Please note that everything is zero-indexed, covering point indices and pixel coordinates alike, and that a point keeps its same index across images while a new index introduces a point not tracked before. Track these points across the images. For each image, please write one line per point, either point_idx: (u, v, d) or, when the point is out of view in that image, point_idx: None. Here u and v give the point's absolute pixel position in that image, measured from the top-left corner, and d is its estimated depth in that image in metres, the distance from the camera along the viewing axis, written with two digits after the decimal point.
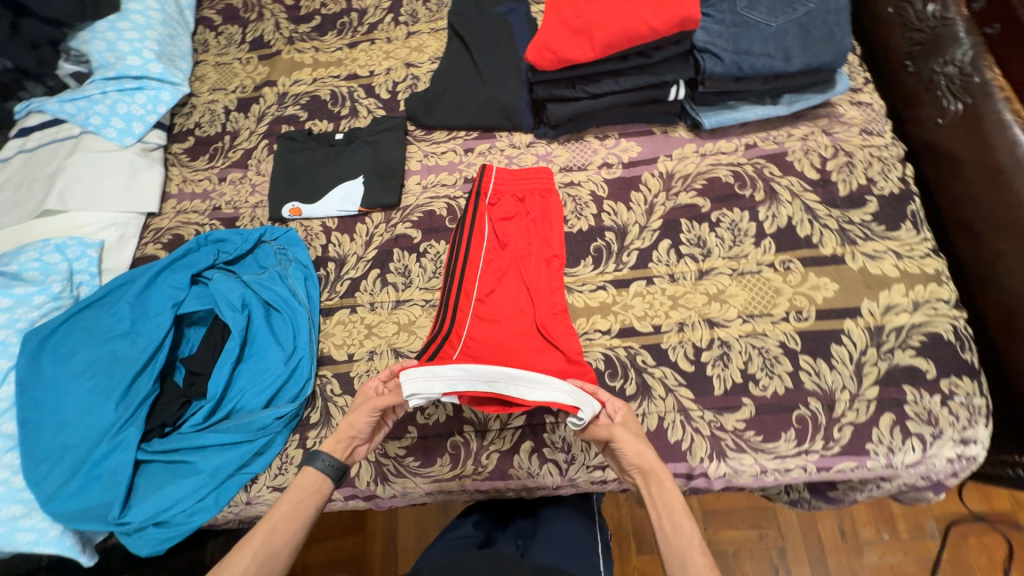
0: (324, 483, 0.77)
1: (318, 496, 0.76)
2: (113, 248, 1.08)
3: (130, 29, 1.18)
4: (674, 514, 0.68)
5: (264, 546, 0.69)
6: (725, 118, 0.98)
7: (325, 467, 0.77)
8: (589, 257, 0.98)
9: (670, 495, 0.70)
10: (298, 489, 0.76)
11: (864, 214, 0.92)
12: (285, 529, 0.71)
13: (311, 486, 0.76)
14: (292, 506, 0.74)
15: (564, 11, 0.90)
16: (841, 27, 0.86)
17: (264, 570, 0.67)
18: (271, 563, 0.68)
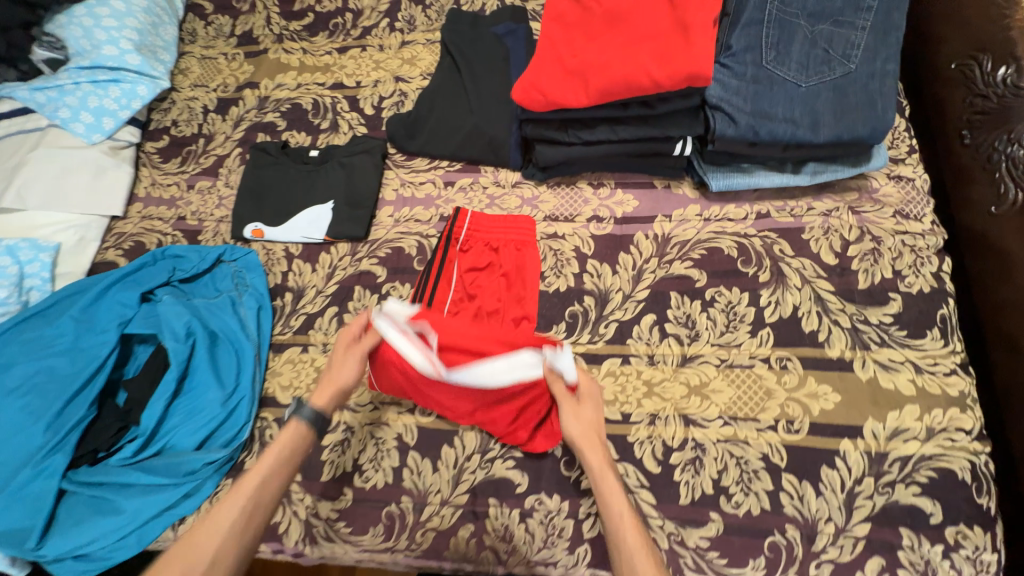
0: (311, 436, 0.72)
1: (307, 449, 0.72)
2: (69, 252, 1.02)
3: (108, 17, 1.11)
4: (603, 486, 0.66)
5: (253, 497, 0.65)
6: (736, 183, 0.86)
7: (312, 420, 0.73)
8: (563, 323, 0.87)
9: (602, 468, 0.68)
10: (285, 443, 0.71)
11: (884, 314, 0.79)
12: (276, 479, 0.67)
13: (301, 439, 0.72)
14: (279, 459, 0.69)
15: (559, 46, 0.77)
16: (884, 96, 0.73)
17: (253, 519, 0.64)
18: (257, 513, 0.65)
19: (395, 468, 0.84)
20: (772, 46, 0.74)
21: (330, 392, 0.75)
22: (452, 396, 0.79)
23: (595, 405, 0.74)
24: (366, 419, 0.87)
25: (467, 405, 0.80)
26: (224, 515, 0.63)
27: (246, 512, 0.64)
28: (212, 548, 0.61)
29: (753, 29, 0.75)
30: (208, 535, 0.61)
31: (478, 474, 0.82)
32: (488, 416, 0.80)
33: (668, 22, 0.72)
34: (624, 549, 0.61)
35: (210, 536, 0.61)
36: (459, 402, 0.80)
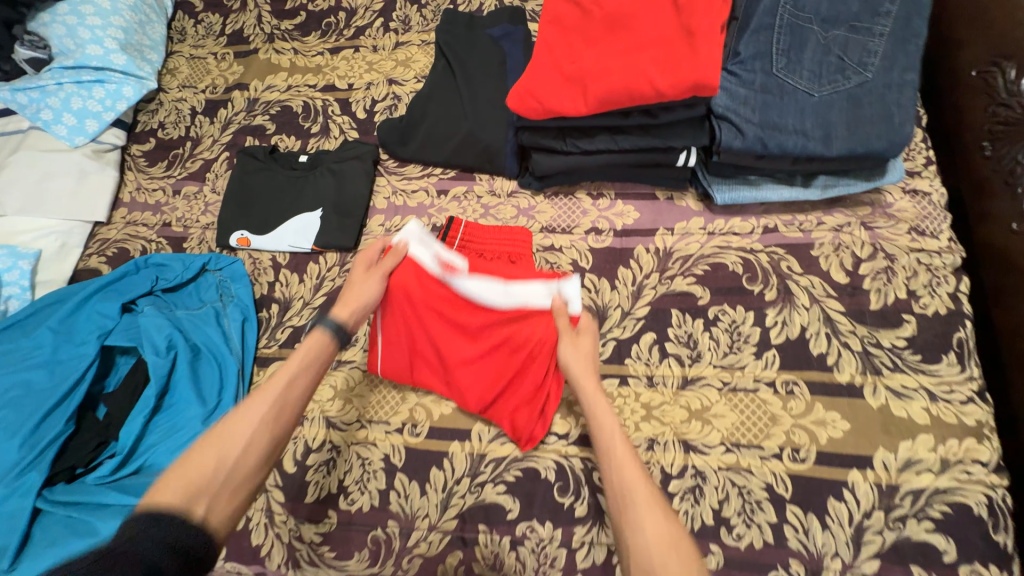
0: (332, 343, 0.73)
1: (329, 357, 0.73)
2: (50, 259, 0.98)
3: (93, 15, 1.07)
4: (597, 409, 0.68)
5: (280, 397, 0.66)
6: (741, 196, 0.82)
7: (335, 330, 0.74)
8: None
9: (594, 392, 0.70)
10: (307, 352, 0.71)
11: (896, 337, 0.75)
12: (302, 380, 0.69)
13: (322, 349, 0.72)
14: (302, 363, 0.70)
15: (557, 50, 0.73)
16: (902, 108, 0.68)
17: (279, 420, 0.65)
18: (283, 415, 0.66)
19: (382, 491, 0.80)
20: (783, 53, 0.70)
21: (350, 310, 0.77)
22: (456, 343, 0.81)
23: (592, 336, 0.77)
24: (353, 438, 0.84)
25: (469, 354, 0.81)
26: (251, 415, 0.64)
27: (274, 406, 0.65)
28: (243, 442, 0.62)
29: (763, 35, 0.70)
30: (239, 431, 0.62)
31: (468, 498, 0.78)
32: (490, 368, 0.81)
33: (672, 28, 0.68)
34: (613, 464, 0.62)
35: (239, 433, 0.62)
36: (461, 353, 0.81)
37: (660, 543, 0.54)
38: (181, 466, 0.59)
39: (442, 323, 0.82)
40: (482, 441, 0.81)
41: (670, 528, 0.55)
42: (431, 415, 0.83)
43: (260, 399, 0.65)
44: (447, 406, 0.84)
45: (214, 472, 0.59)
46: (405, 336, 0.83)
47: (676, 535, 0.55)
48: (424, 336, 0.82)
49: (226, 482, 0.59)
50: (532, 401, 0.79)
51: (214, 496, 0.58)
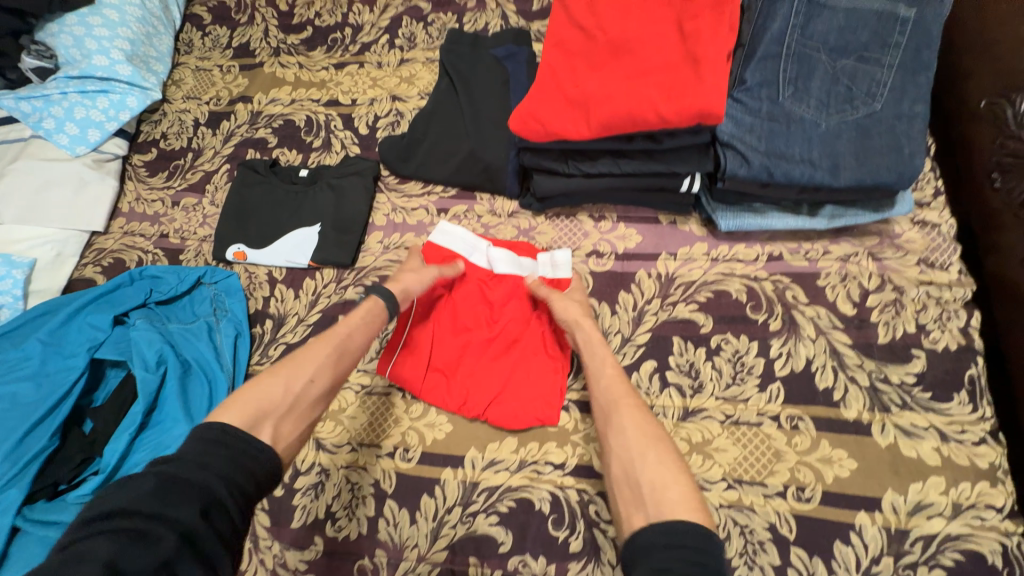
0: (388, 309, 0.76)
1: (381, 322, 0.75)
2: (45, 268, 0.98)
3: (100, 26, 1.07)
4: (588, 341, 0.73)
5: (339, 347, 0.70)
6: (746, 223, 0.80)
7: (388, 296, 0.76)
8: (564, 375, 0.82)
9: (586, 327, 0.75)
10: (366, 310, 0.74)
11: (905, 373, 0.73)
12: (361, 335, 0.72)
13: (380, 311, 0.75)
14: (361, 321, 0.73)
15: (561, 73, 0.72)
16: (911, 140, 0.67)
17: (338, 364, 0.69)
18: (342, 360, 0.70)
19: (370, 518, 0.78)
20: (790, 81, 0.69)
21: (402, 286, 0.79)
22: (475, 330, 0.84)
23: (581, 292, 0.82)
24: (343, 462, 0.81)
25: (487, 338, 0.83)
26: (316, 353, 0.68)
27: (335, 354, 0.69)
28: (306, 377, 0.66)
29: (770, 63, 0.70)
30: (305, 366, 0.67)
31: (459, 528, 0.75)
32: (506, 354, 0.83)
33: (678, 54, 0.67)
34: (598, 376, 0.69)
35: (302, 368, 0.66)
36: (480, 339, 0.84)
37: (638, 440, 0.60)
38: (252, 389, 0.63)
39: (464, 309, 0.85)
40: (475, 469, 0.78)
41: (648, 430, 0.61)
42: (423, 439, 0.81)
43: (322, 346, 0.69)
44: (441, 430, 0.81)
45: (280, 398, 0.63)
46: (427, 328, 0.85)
47: (654, 436, 0.61)
48: (444, 325, 0.85)
49: (288, 414, 0.63)
50: (544, 385, 0.80)
51: (277, 423, 0.62)
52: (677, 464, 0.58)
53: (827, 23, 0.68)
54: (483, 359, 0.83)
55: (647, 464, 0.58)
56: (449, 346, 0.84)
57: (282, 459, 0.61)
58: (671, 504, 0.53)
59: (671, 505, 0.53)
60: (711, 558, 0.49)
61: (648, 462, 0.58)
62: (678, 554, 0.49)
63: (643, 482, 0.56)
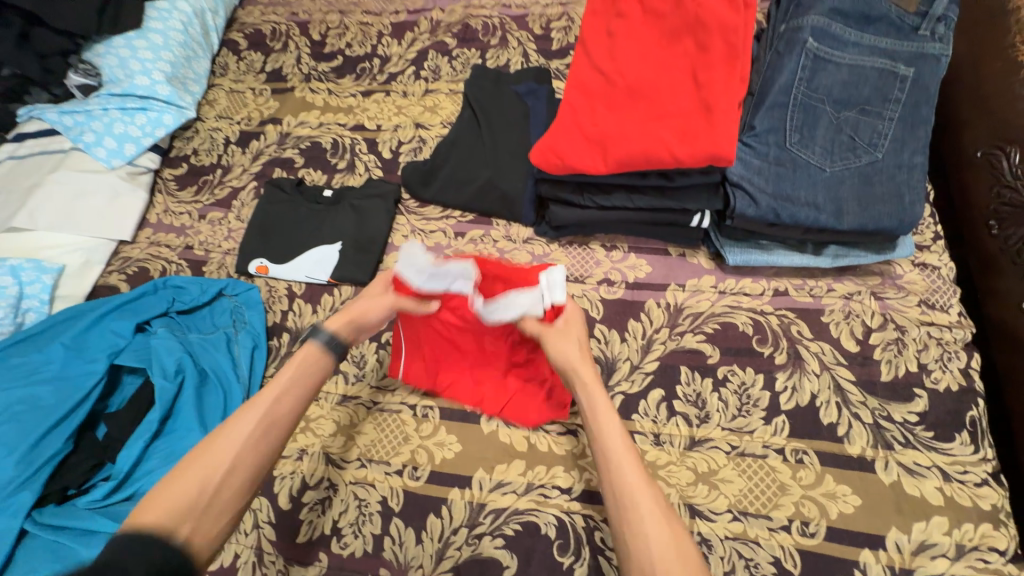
0: (326, 362, 0.69)
1: (319, 373, 0.68)
2: (72, 274, 1.01)
3: (145, 48, 1.14)
4: (597, 406, 0.64)
5: (264, 417, 0.60)
6: (753, 258, 0.84)
7: (329, 342, 0.70)
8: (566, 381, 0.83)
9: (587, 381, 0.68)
10: (298, 367, 0.67)
11: (908, 411, 0.75)
12: (293, 396, 0.64)
13: (317, 365, 0.68)
14: (284, 389, 0.64)
15: (580, 112, 0.76)
16: (912, 189, 0.71)
17: (269, 434, 0.60)
18: (274, 430, 0.61)
19: (376, 536, 0.78)
20: (796, 129, 0.73)
21: (351, 316, 0.73)
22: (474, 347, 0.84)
23: (578, 329, 0.74)
24: (351, 477, 0.82)
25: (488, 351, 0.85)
26: (241, 427, 0.59)
27: (257, 429, 0.59)
28: (228, 462, 0.56)
29: (778, 111, 0.74)
30: (227, 443, 0.58)
31: (464, 550, 0.76)
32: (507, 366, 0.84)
33: (692, 101, 0.71)
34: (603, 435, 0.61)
35: (222, 454, 0.57)
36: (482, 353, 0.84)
37: (654, 523, 0.53)
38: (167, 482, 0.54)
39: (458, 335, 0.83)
40: (482, 490, 0.79)
41: (665, 509, 0.54)
42: (432, 458, 0.82)
43: (243, 418, 0.60)
44: (450, 449, 0.82)
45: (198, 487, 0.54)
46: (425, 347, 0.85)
47: (674, 530, 0.53)
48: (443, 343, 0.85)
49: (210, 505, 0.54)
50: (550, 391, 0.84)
51: (197, 520, 0.53)
52: (693, 554, 0.51)
53: (831, 77, 0.73)
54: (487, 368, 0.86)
55: (672, 572, 0.50)
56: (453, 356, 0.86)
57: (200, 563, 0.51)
58: None
59: None
60: None
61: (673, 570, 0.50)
62: None
63: None
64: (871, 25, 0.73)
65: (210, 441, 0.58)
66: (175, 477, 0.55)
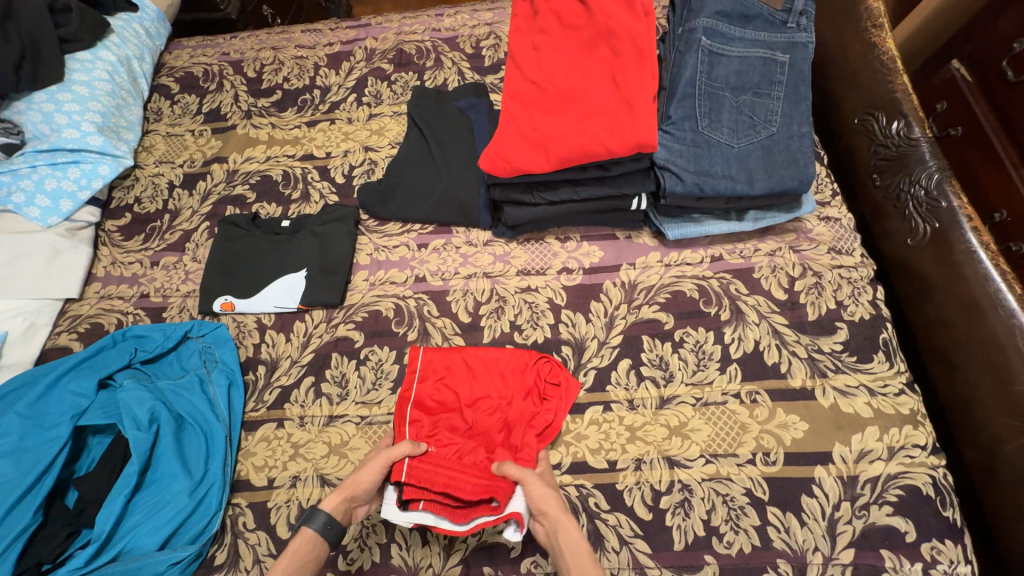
0: (322, 544, 0.70)
1: (318, 558, 0.70)
2: (17, 340, 0.96)
3: (70, 101, 1.11)
4: (573, 549, 0.68)
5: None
6: (688, 231, 0.94)
7: (324, 530, 0.69)
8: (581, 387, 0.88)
9: (562, 528, 0.70)
10: (294, 557, 0.68)
11: (834, 342, 0.87)
12: None
13: (311, 552, 0.69)
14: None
15: (519, 120, 0.84)
16: (805, 153, 0.83)
17: None
18: None
19: (382, 545, 0.80)
20: (705, 114, 0.84)
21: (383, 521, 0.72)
22: (483, 435, 0.84)
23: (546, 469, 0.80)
24: None
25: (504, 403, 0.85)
26: None
27: None
28: None
29: (688, 100, 0.85)
30: None
31: (470, 540, 0.79)
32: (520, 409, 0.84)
33: (615, 99, 0.80)
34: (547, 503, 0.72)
35: None
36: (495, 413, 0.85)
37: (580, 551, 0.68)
38: None
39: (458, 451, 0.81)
40: None
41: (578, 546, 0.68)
42: None
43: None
44: None
45: None
46: (429, 424, 0.84)
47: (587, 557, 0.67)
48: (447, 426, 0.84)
49: None
50: (558, 403, 0.85)
51: None
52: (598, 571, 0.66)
53: (725, 68, 0.85)
54: (516, 362, 0.87)
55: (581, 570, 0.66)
56: (478, 379, 0.86)
57: None
58: None
59: None
60: None
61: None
62: None
63: None
64: (750, 22, 0.86)
65: None
66: None
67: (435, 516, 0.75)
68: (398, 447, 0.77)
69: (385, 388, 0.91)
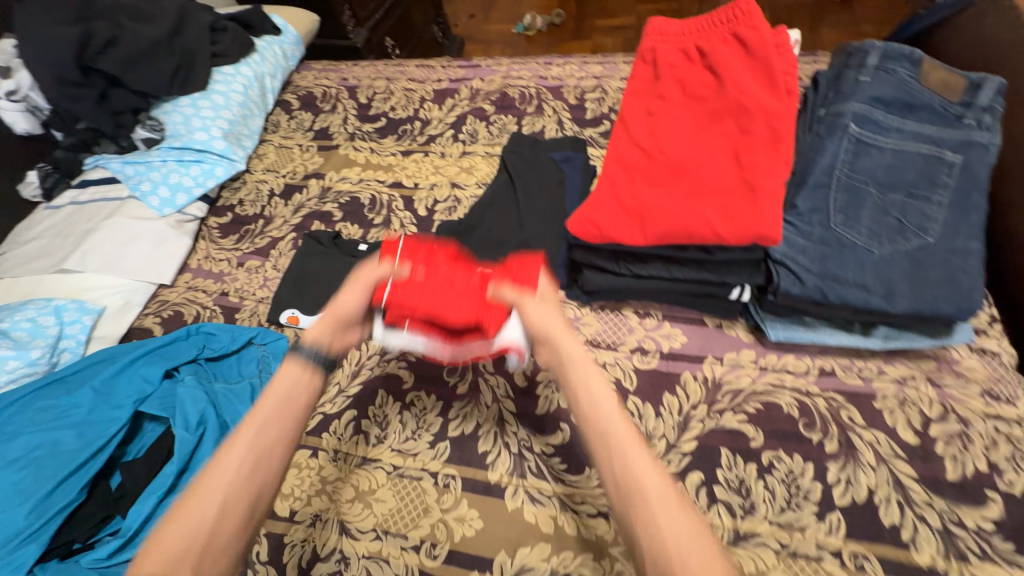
0: (307, 375, 0.61)
1: (308, 393, 0.61)
2: (111, 316, 1.04)
3: (207, 108, 1.23)
4: (577, 368, 0.56)
5: (255, 444, 0.54)
6: (797, 336, 0.80)
7: (311, 358, 0.61)
8: None
9: (565, 345, 0.59)
10: (281, 390, 0.59)
11: (981, 516, 0.67)
12: (277, 425, 0.56)
13: (296, 386, 0.60)
14: (275, 411, 0.57)
15: (619, 185, 0.78)
16: (968, 275, 0.68)
17: (259, 467, 0.54)
18: (265, 462, 0.55)
19: None
20: (841, 210, 0.72)
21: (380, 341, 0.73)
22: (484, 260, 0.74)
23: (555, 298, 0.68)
24: (365, 550, 0.77)
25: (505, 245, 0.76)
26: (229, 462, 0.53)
27: (256, 455, 0.54)
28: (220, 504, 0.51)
29: (820, 191, 0.74)
30: (216, 481, 0.52)
31: None
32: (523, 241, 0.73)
33: (735, 179, 0.71)
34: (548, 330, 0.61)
35: (226, 478, 0.52)
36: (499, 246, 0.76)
37: (580, 370, 0.56)
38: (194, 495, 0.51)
39: (448, 274, 0.69)
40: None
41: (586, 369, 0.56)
42: (452, 536, 0.76)
43: (236, 445, 0.54)
44: (470, 526, 0.77)
45: (193, 535, 0.50)
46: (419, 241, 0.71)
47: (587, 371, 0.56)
48: (441, 250, 0.71)
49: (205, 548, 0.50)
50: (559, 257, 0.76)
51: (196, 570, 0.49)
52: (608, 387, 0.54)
53: (874, 159, 0.73)
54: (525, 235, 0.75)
55: (591, 384, 0.54)
56: None
57: None
58: (615, 428, 0.51)
59: (608, 417, 0.51)
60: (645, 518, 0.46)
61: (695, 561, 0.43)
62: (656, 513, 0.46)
63: (610, 414, 0.52)
64: (913, 113, 0.74)
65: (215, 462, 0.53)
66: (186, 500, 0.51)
67: (426, 338, 0.73)
68: (381, 265, 0.67)
69: (424, 441, 0.85)
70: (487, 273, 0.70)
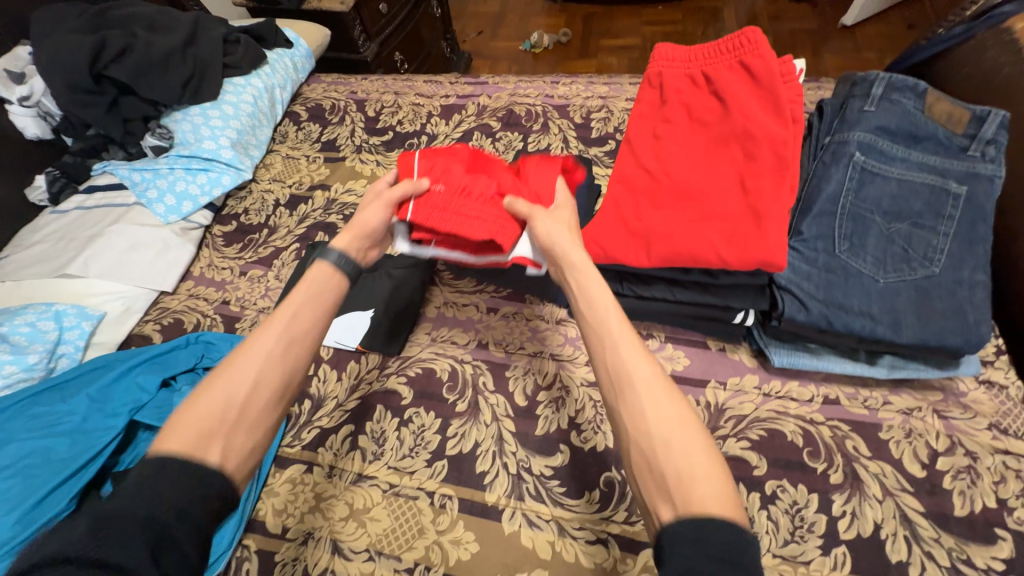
0: (336, 277, 0.67)
1: (334, 292, 0.67)
2: (111, 322, 1.04)
3: (216, 117, 1.25)
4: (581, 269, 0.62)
5: (287, 330, 0.60)
6: (801, 362, 0.80)
7: (339, 262, 0.68)
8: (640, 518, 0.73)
9: (570, 252, 0.65)
10: (312, 282, 0.66)
11: (992, 555, 0.65)
12: (306, 318, 0.62)
13: (326, 284, 0.66)
14: (302, 304, 0.63)
15: (624, 207, 0.78)
16: (975, 307, 0.68)
17: (288, 350, 0.60)
18: (293, 348, 0.60)
19: None
20: (846, 238, 0.72)
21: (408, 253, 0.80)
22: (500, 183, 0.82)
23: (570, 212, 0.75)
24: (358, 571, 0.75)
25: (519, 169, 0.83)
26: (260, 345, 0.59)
27: (281, 343, 0.60)
28: (251, 380, 0.57)
29: (825, 219, 0.74)
30: (246, 365, 0.57)
31: None
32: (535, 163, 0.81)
33: (740, 205, 0.71)
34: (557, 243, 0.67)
35: (252, 359, 0.58)
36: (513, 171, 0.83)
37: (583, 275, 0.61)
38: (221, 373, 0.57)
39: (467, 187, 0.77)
40: None
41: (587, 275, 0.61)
42: (447, 559, 0.74)
43: (267, 332, 0.60)
44: (466, 549, 0.75)
45: (223, 408, 0.55)
46: (438, 166, 0.79)
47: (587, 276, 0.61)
48: (458, 165, 0.79)
49: (234, 418, 0.55)
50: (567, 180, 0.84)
51: (224, 437, 0.54)
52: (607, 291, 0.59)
53: (879, 189, 0.73)
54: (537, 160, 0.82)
55: (590, 287, 0.59)
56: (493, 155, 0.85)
57: (232, 476, 0.53)
58: (610, 323, 0.55)
59: (604, 312, 0.56)
60: (633, 397, 0.50)
61: (672, 433, 0.48)
62: (647, 392, 0.50)
63: (607, 309, 0.57)
64: (918, 144, 0.74)
65: (247, 346, 0.59)
66: (214, 378, 0.57)
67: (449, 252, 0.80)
68: (403, 186, 0.75)
69: (422, 459, 0.83)
70: (503, 186, 0.78)
